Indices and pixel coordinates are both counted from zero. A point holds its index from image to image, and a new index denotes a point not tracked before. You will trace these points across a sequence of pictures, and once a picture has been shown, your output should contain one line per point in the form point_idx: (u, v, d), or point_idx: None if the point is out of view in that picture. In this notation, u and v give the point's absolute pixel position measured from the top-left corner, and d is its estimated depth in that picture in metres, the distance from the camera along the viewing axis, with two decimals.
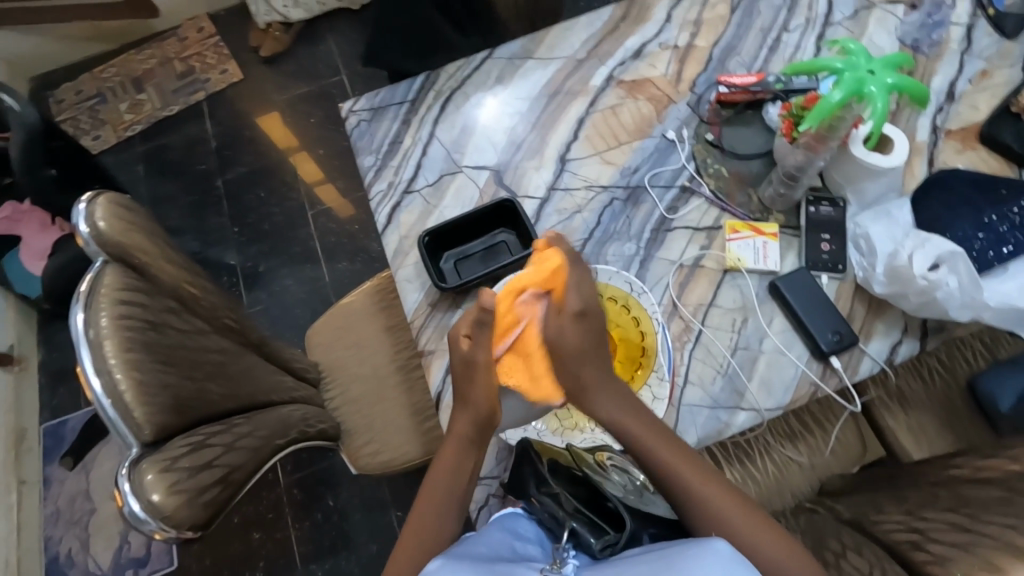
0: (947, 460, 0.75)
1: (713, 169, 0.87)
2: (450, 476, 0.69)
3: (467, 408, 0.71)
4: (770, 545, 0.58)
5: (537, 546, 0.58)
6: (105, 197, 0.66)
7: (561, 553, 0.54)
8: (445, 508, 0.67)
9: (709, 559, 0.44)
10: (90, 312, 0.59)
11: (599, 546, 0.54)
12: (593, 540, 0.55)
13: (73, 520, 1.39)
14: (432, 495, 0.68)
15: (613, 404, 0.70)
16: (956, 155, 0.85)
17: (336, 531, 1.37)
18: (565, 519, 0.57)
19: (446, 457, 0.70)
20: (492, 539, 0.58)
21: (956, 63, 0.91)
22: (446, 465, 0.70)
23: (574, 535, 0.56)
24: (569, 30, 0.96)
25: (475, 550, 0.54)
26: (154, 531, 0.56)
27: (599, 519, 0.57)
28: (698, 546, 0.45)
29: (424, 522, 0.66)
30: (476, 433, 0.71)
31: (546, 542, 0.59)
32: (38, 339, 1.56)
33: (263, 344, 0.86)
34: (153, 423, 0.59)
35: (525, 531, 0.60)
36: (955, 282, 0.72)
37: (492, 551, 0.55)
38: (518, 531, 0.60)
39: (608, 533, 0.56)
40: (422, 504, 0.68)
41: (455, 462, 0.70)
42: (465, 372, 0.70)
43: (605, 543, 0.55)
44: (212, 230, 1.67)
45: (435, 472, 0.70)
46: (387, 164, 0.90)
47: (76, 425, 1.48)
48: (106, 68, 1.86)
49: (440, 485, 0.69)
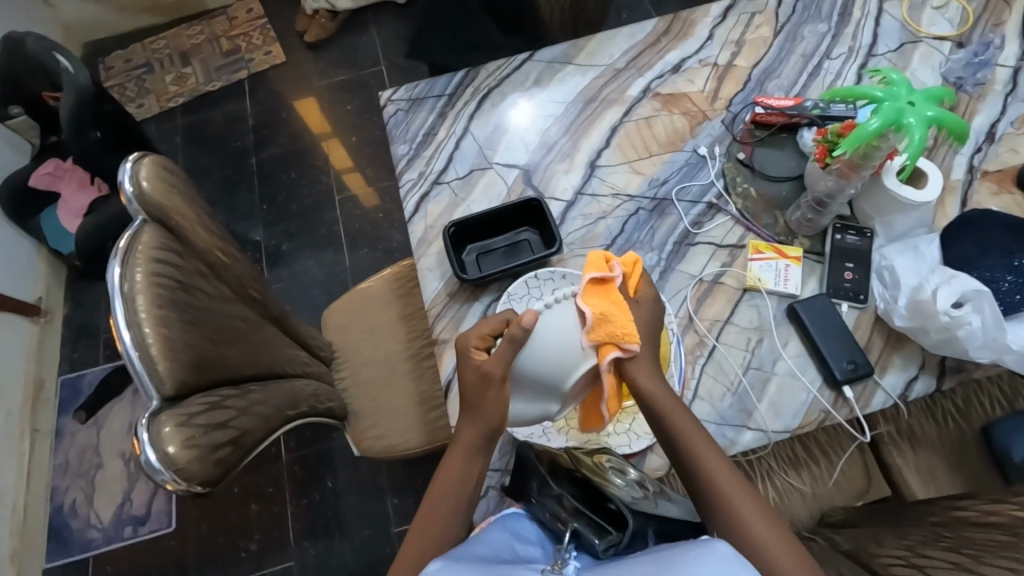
0: (953, 502, 0.74)
1: (742, 188, 0.87)
2: (455, 485, 0.66)
3: (475, 416, 0.67)
4: (785, 551, 0.58)
5: (539, 548, 0.59)
6: (150, 159, 0.69)
7: (563, 553, 0.55)
8: (450, 518, 0.64)
9: (705, 556, 0.44)
10: (126, 268, 0.61)
11: (602, 546, 0.55)
12: (596, 541, 0.56)
13: (80, 472, 1.43)
14: (437, 507, 0.65)
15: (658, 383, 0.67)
16: (990, 196, 0.85)
17: (331, 511, 1.39)
18: (567, 519, 0.59)
19: (451, 466, 0.67)
20: (494, 539, 0.58)
21: (999, 105, 0.90)
22: (450, 475, 0.67)
23: (577, 536, 0.57)
24: (611, 40, 0.97)
25: (477, 551, 0.55)
26: (165, 482, 0.58)
27: (601, 519, 0.58)
28: (700, 548, 0.45)
29: (429, 532, 0.63)
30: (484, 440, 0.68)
31: (548, 543, 0.60)
32: (66, 294, 1.61)
33: (282, 317, 0.88)
34: (175, 379, 0.61)
35: (526, 532, 0.61)
36: (979, 322, 0.71)
37: (494, 550, 0.56)
38: (519, 533, 0.61)
39: (610, 533, 0.56)
40: (426, 513, 0.65)
41: (461, 470, 0.67)
42: (479, 384, 0.66)
43: (608, 543, 0.55)
44: (242, 206, 1.71)
45: (440, 479, 0.67)
46: (420, 154, 0.92)
47: (93, 381, 1.52)
48: (156, 40, 1.92)
49: (445, 498, 0.65)
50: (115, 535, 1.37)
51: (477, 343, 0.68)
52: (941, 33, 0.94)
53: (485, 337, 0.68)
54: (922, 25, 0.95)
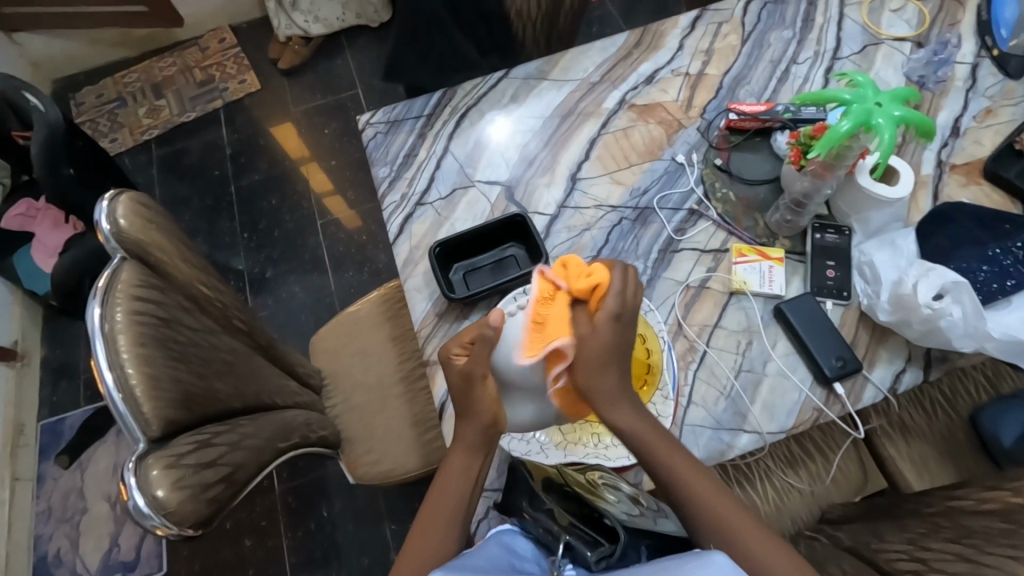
0: (950, 491, 0.74)
1: (721, 194, 0.89)
2: (456, 487, 0.65)
3: (468, 411, 0.66)
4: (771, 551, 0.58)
5: (534, 564, 0.58)
6: (127, 195, 0.68)
7: (558, 564, 0.56)
8: (450, 525, 0.63)
9: (703, 568, 0.44)
10: (106, 308, 0.60)
11: (593, 558, 0.56)
12: (589, 553, 0.56)
13: (64, 519, 1.38)
14: (437, 511, 0.64)
15: (634, 414, 0.65)
16: (960, 189, 0.87)
17: (328, 542, 1.36)
18: (558, 532, 0.59)
19: (452, 469, 0.66)
20: (490, 554, 0.56)
21: (961, 100, 0.93)
22: (451, 477, 0.66)
23: (570, 549, 0.58)
24: (584, 54, 0.99)
25: (474, 563, 0.53)
26: (155, 527, 0.56)
27: (590, 532, 0.59)
28: (697, 559, 0.45)
29: (427, 538, 0.62)
30: (481, 438, 0.66)
31: (543, 559, 0.59)
32: (42, 335, 1.57)
33: (270, 347, 0.87)
34: (161, 419, 0.59)
35: (521, 548, 0.59)
36: (959, 312, 0.73)
37: (491, 562, 0.54)
38: (514, 548, 0.58)
39: (602, 545, 0.57)
40: (426, 519, 0.64)
41: (461, 471, 0.66)
42: (463, 386, 0.65)
43: (599, 555, 0.56)
44: (222, 235, 1.69)
45: (440, 483, 0.66)
46: (401, 176, 0.92)
47: (74, 424, 1.47)
48: (127, 73, 1.91)
49: (446, 501, 0.64)
50: None
51: (457, 350, 0.67)
52: (901, 34, 0.98)
53: (465, 344, 0.67)
54: (882, 27, 0.99)
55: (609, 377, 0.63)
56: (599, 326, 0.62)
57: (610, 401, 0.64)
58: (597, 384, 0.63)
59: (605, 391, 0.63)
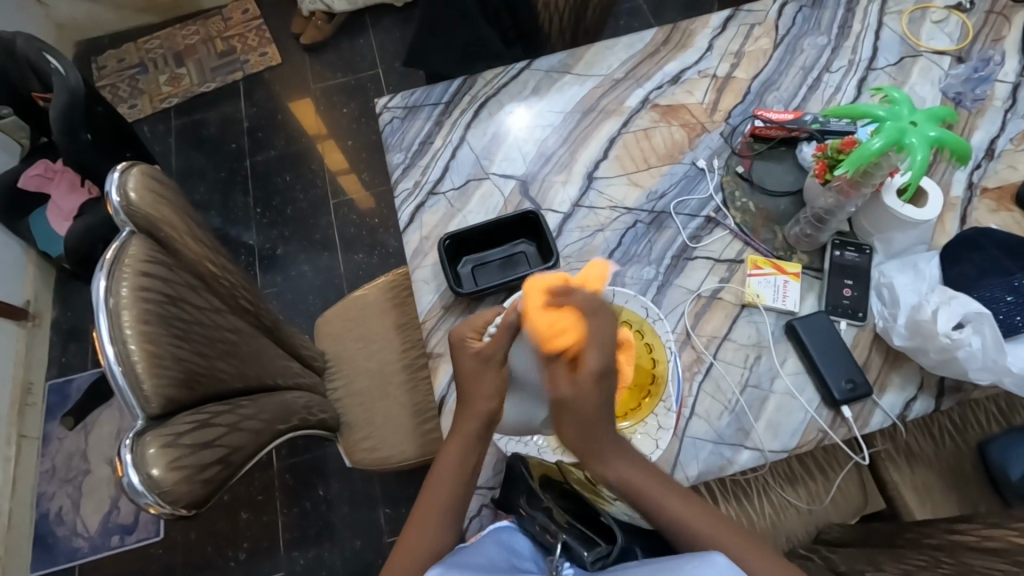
0: (952, 524, 0.73)
1: (740, 203, 0.87)
2: (450, 477, 0.64)
3: (472, 405, 0.65)
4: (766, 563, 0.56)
5: (532, 562, 0.57)
6: (138, 169, 0.67)
7: (556, 564, 0.55)
8: (445, 515, 0.63)
9: (703, 568, 0.44)
10: (112, 281, 0.59)
11: (590, 559, 0.54)
12: (585, 553, 0.55)
13: (67, 479, 1.41)
14: (431, 502, 0.64)
15: (626, 464, 0.62)
16: (990, 214, 0.84)
17: (322, 520, 1.37)
18: (556, 531, 0.57)
19: (448, 458, 0.65)
20: (488, 552, 0.55)
21: (998, 120, 0.90)
22: (446, 467, 0.65)
23: (567, 549, 0.56)
24: (609, 49, 0.97)
25: (472, 562, 0.53)
26: (148, 505, 0.56)
27: (589, 532, 0.58)
28: (697, 561, 0.45)
29: (419, 532, 0.62)
30: (478, 429, 0.65)
31: (540, 558, 0.58)
32: (54, 297, 1.59)
33: (275, 328, 0.87)
34: (161, 397, 0.59)
35: (519, 548, 0.58)
36: (979, 342, 0.71)
37: (489, 560, 0.54)
38: (512, 545, 0.58)
39: (600, 545, 0.56)
40: (421, 509, 0.64)
41: (456, 461, 0.65)
42: (477, 369, 0.65)
43: (596, 556, 0.55)
44: (235, 209, 1.69)
45: (435, 473, 0.65)
46: (415, 163, 0.91)
47: (81, 386, 1.49)
48: (150, 40, 1.90)
49: (441, 491, 0.64)
50: (102, 544, 1.35)
51: (472, 335, 0.67)
52: (941, 47, 0.94)
53: (480, 330, 0.68)
54: (922, 39, 0.95)
55: (597, 436, 0.61)
56: (579, 382, 0.57)
57: (601, 451, 0.61)
58: (585, 442, 0.61)
59: (592, 448, 0.61)
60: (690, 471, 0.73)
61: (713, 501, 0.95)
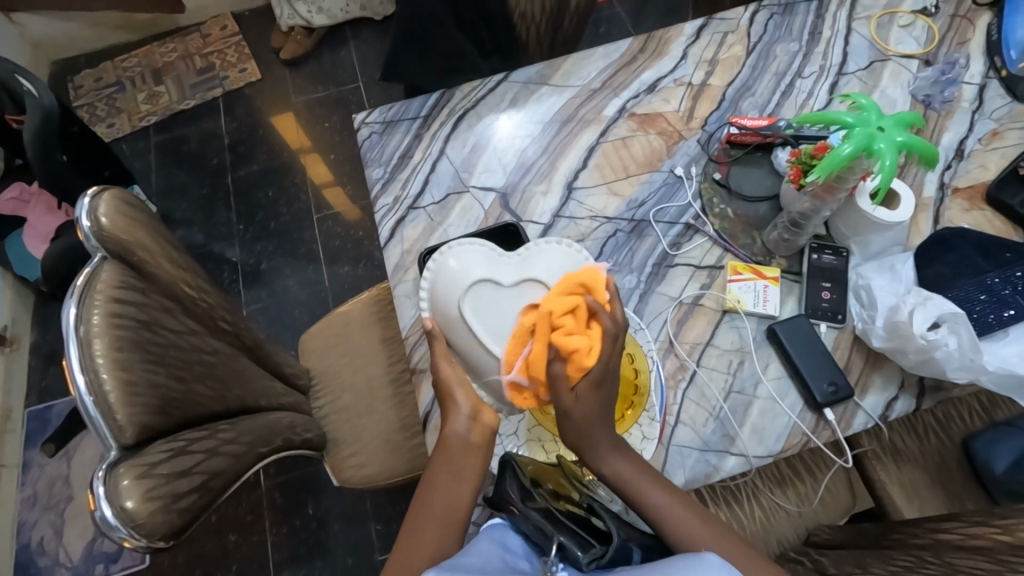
0: (936, 524, 0.73)
1: (719, 209, 0.87)
2: (441, 485, 0.63)
3: (452, 409, 0.67)
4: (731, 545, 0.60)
5: (525, 559, 0.55)
6: (110, 192, 0.66)
7: (550, 565, 0.53)
8: (445, 521, 0.61)
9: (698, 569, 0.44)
10: (83, 308, 0.58)
11: (585, 559, 0.51)
12: (579, 554, 0.51)
13: (48, 506, 1.37)
14: (429, 505, 0.62)
15: (621, 460, 0.65)
16: (962, 214, 0.86)
17: (312, 539, 1.35)
18: (551, 532, 0.54)
19: (439, 463, 0.65)
20: (480, 548, 0.54)
21: (967, 122, 0.92)
22: (439, 474, 0.64)
23: (562, 550, 0.53)
24: (586, 59, 0.97)
25: (468, 563, 0.51)
26: (123, 539, 0.55)
27: (584, 533, 0.54)
28: (688, 560, 0.45)
29: (418, 538, 0.60)
30: (459, 418, 0.66)
31: (534, 556, 0.56)
32: (32, 320, 1.55)
33: (256, 347, 0.85)
34: (136, 426, 0.58)
35: (513, 542, 0.56)
36: (955, 343, 0.72)
37: (483, 561, 0.52)
38: (506, 542, 0.56)
39: (594, 546, 0.52)
40: (415, 518, 0.62)
41: (447, 468, 0.64)
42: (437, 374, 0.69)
43: (591, 556, 0.51)
44: (218, 226, 1.67)
45: (427, 481, 0.64)
46: (395, 178, 0.91)
47: (62, 411, 1.47)
48: (127, 57, 1.88)
49: (430, 502, 0.63)
50: (86, 573, 1.32)
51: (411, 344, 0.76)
52: (909, 51, 0.96)
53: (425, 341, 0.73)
54: (890, 43, 0.97)
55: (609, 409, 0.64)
56: (582, 396, 0.62)
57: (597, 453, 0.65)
58: (582, 432, 0.64)
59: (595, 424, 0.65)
60: (677, 479, 0.73)
61: (703, 505, 0.95)
